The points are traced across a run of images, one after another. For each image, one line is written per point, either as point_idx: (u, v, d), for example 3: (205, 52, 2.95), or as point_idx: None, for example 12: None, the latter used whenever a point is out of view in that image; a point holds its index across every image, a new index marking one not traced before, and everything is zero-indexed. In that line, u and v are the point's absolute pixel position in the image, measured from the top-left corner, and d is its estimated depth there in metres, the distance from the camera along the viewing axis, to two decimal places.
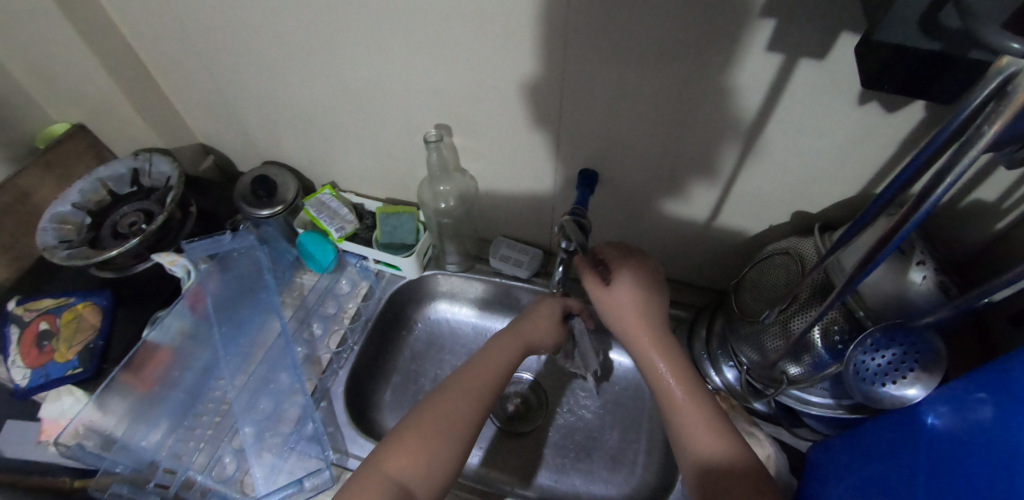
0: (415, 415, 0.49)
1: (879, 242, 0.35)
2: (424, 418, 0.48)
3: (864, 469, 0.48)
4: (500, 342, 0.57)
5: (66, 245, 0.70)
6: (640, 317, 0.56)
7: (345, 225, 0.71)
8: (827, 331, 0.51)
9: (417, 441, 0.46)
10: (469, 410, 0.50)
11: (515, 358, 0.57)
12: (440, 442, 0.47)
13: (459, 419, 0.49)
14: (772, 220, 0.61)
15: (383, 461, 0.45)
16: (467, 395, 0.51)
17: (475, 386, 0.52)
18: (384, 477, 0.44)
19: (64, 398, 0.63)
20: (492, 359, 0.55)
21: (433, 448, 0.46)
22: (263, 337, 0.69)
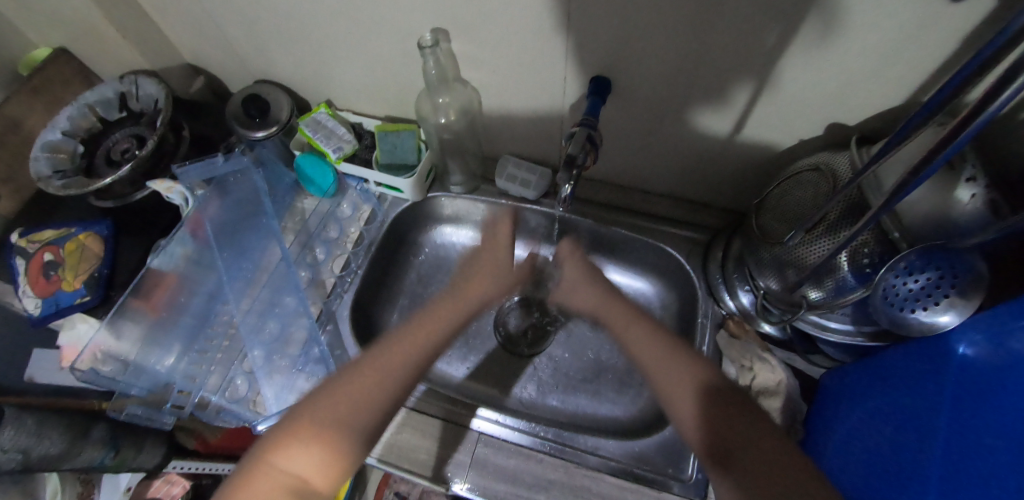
0: (321, 402, 0.41)
1: (924, 159, 0.34)
2: (324, 399, 0.41)
3: (881, 396, 0.47)
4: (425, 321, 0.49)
5: (61, 174, 0.68)
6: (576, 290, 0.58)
7: (342, 146, 0.67)
8: (855, 253, 0.47)
9: (307, 429, 0.40)
10: (380, 400, 0.42)
11: (452, 328, 0.50)
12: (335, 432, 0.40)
13: (365, 404, 0.42)
14: (802, 134, 0.55)
15: (274, 452, 0.39)
16: (381, 380, 0.43)
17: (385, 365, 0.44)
18: (273, 471, 0.38)
19: (78, 326, 0.65)
20: (421, 331, 0.48)
21: (337, 429, 0.40)
22: (265, 261, 0.69)
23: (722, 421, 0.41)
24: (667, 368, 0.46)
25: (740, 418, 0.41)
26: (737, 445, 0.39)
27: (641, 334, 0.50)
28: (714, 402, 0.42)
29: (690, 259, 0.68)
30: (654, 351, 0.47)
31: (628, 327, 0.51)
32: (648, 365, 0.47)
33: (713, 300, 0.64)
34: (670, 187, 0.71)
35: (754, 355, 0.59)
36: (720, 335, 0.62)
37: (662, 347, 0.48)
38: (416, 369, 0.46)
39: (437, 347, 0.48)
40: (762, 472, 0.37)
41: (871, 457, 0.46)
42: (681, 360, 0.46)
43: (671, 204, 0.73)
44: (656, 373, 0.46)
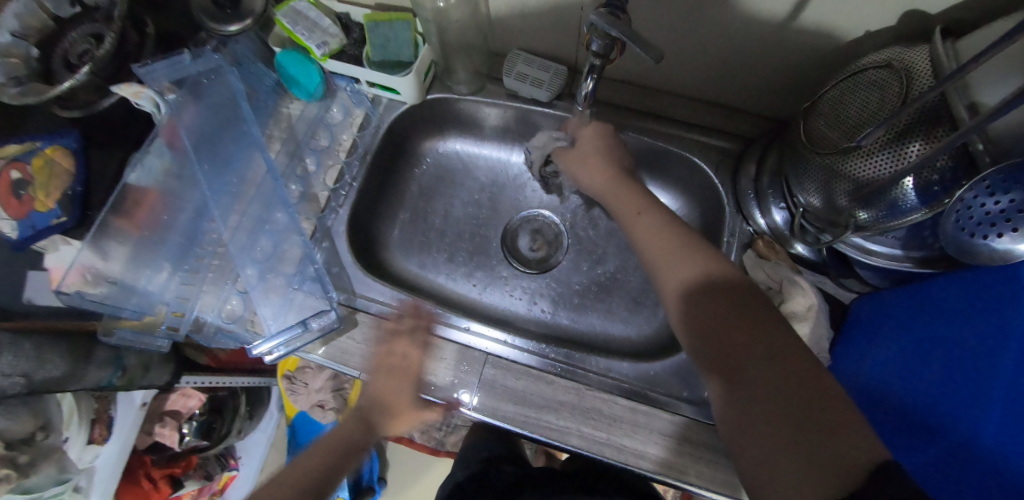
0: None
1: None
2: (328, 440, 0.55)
3: (947, 327, 0.41)
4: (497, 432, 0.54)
5: (15, 81, 0.60)
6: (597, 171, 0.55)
7: (328, 41, 0.58)
8: (923, 171, 0.39)
9: (301, 463, 0.53)
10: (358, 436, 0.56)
11: None
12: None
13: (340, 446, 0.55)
14: (873, 20, 0.46)
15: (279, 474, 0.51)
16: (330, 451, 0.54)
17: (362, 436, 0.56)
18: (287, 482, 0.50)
19: (61, 248, 0.62)
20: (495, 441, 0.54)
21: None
22: (250, 175, 0.61)
23: (716, 331, 0.41)
24: (681, 267, 0.44)
25: (752, 346, 0.39)
26: (735, 364, 0.39)
27: (664, 234, 0.47)
28: (701, 322, 0.42)
29: (720, 173, 0.62)
30: (680, 250, 0.45)
31: (640, 218, 0.49)
32: (668, 273, 0.45)
33: (741, 217, 0.60)
34: (701, 90, 0.62)
35: (783, 277, 0.54)
36: (748, 255, 0.58)
37: (693, 252, 0.45)
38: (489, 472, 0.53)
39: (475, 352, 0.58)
40: (774, 407, 0.35)
41: (929, 390, 0.41)
42: (695, 255, 0.44)
43: (702, 109, 0.64)
44: (674, 269, 0.44)
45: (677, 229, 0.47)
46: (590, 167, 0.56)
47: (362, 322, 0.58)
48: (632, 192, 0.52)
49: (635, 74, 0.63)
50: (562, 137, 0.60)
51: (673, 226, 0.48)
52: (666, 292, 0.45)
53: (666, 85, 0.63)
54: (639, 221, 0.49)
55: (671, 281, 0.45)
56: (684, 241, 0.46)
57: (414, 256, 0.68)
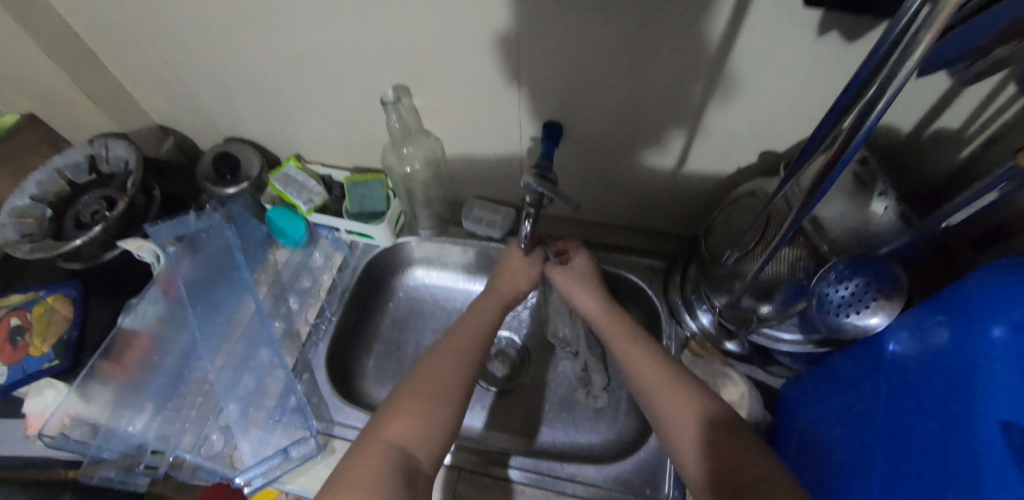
0: (427, 355, 0.53)
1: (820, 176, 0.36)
2: (417, 381, 0.49)
3: (836, 400, 0.49)
4: (482, 301, 0.60)
5: (28, 239, 0.68)
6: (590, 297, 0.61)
7: (313, 198, 0.70)
8: (794, 267, 0.52)
9: (382, 449, 0.44)
10: (465, 360, 0.52)
11: (496, 317, 0.59)
12: (452, 371, 0.51)
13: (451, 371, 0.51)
14: (740, 162, 0.61)
15: (381, 431, 0.46)
16: (416, 410, 0.47)
17: (458, 352, 0.53)
18: (385, 445, 0.45)
19: (44, 393, 0.64)
20: (473, 319, 0.58)
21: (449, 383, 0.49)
22: (239, 315, 0.69)
23: (728, 456, 0.44)
24: (687, 407, 0.48)
25: (753, 471, 0.42)
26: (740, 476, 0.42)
27: (660, 369, 0.51)
28: (711, 438, 0.45)
29: (652, 285, 0.71)
30: (652, 366, 0.52)
31: (635, 348, 0.54)
32: (670, 406, 0.48)
33: (675, 321, 0.67)
34: (629, 218, 0.75)
35: (716, 372, 0.62)
36: (684, 355, 0.65)
37: (673, 380, 0.50)
38: (481, 339, 0.56)
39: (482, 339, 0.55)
40: None
41: (828, 459, 0.48)
42: (687, 386, 0.49)
43: (630, 232, 0.76)
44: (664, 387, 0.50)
45: (667, 363, 0.52)
46: (587, 293, 0.61)
47: (339, 450, 0.61)
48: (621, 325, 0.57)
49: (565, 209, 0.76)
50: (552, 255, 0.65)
51: (658, 357, 0.53)
52: (673, 424, 0.48)
53: (598, 216, 0.76)
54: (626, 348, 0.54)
55: (665, 396, 0.49)
56: (676, 368, 0.51)
57: (388, 383, 0.71)
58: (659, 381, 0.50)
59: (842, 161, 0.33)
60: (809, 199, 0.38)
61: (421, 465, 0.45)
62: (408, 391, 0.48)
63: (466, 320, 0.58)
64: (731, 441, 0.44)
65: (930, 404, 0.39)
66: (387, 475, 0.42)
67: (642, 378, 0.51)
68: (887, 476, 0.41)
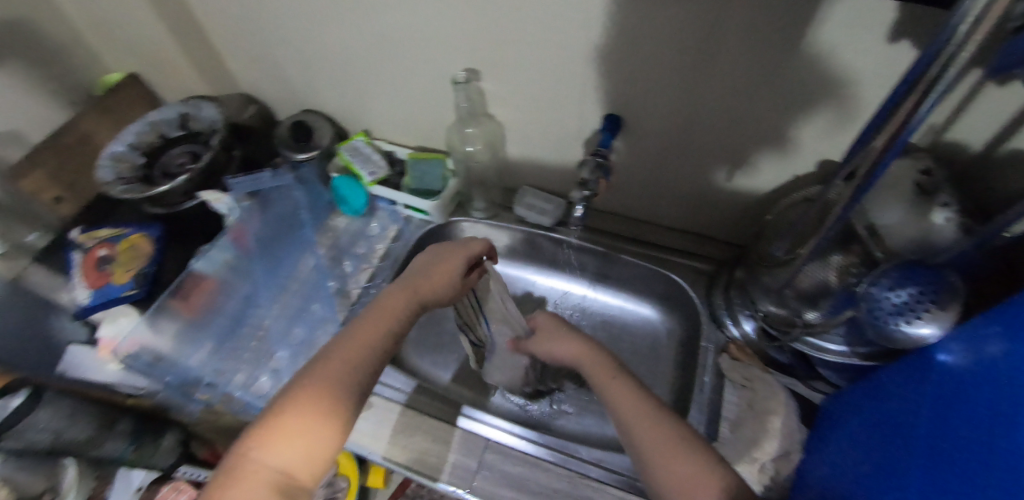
0: (311, 367, 0.45)
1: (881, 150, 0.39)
2: (300, 399, 0.43)
3: (879, 407, 0.49)
4: (387, 299, 0.52)
5: (123, 182, 0.75)
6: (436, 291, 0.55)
7: (377, 170, 0.74)
8: (844, 271, 0.52)
9: (257, 475, 0.39)
10: (364, 363, 0.47)
11: (407, 314, 0.52)
12: (340, 387, 0.44)
13: (339, 384, 0.44)
14: (797, 170, 0.61)
15: (253, 450, 0.40)
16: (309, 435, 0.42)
17: (357, 355, 0.47)
18: (261, 466, 0.40)
19: (120, 319, 0.70)
20: (375, 319, 0.50)
21: (340, 382, 0.45)
22: (297, 272, 0.74)
23: None
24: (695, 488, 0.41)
25: None
26: None
27: (647, 415, 0.47)
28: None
29: (695, 287, 0.72)
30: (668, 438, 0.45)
31: (613, 384, 0.50)
32: (662, 458, 0.44)
33: (716, 326, 0.67)
34: (677, 220, 0.76)
35: (754, 377, 0.62)
36: (723, 358, 0.65)
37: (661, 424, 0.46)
38: (382, 334, 0.49)
39: (392, 334, 0.50)
40: None
41: (858, 460, 0.48)
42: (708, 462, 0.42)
43: (677, 234, 0.77)
44: (670, 454, 0.44)
45: (683, 431, 0.45)
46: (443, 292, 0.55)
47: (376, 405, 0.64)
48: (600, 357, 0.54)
49: (613, 205, 0.78)
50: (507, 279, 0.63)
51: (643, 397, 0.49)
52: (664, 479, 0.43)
53: (646, 216, 0.77)
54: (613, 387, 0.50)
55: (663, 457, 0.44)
56: (681, 427, 0.45)
57: (426, 355, 0.75)
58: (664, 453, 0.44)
59: (892, 151, 0.38)
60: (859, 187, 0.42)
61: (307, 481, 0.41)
62: (288, 394, 0.43)
63: (366, 319, 0.50)
64: None
65: (969, 409, 0.38)
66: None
67: (629, 419, 0.47)
68: (922, 489, 0.39)
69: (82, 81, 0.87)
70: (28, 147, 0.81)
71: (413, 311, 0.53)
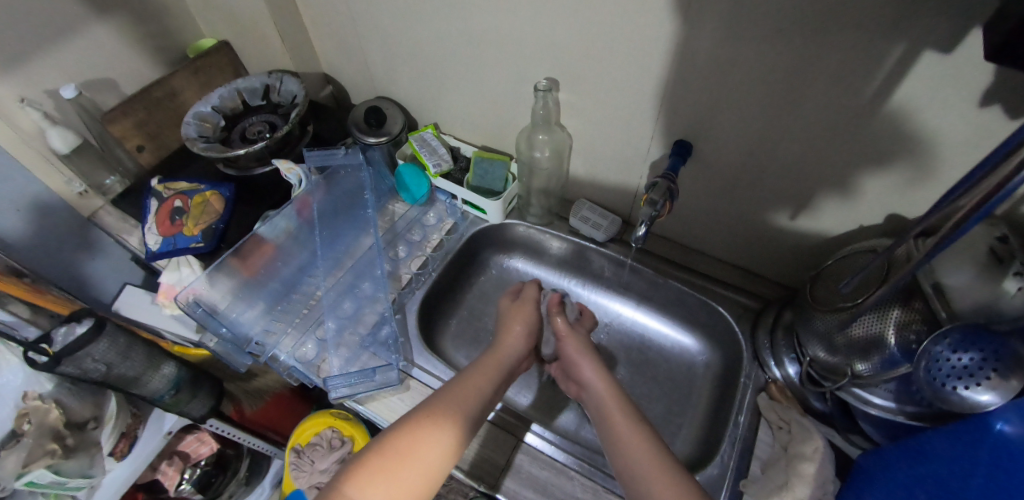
0: (422, 406, 0.51)
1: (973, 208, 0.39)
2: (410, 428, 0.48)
3: (919, 468, 0.49)
4: (486, 360, 0.59)
5: (204, 140, 0.79)
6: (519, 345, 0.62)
7: (442, 163, 0.76)
8: (903, 329, 0.51)
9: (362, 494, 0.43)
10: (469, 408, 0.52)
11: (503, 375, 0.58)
12: (454, 418, 0.50)
13: (446, 424, 0.49)
14: (864, 220, 0.60)
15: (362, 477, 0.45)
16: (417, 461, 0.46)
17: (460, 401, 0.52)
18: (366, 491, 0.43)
19: (183, 269, 0.73)
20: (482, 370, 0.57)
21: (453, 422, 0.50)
22: (353, 250, 0.76)
23: None
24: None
25: None
26: None
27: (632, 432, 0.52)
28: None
29: (739, 323, 0.72)
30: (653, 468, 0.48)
31: (621, 424, 0.53)
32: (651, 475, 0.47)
33: (758, 365, 0.68)
34: (729, 254, 0.76)
35: (792, 420, 0.61)
36: (760, 397, 0.65)
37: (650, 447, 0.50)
38: (490, 386, 0.56)
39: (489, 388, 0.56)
40: None
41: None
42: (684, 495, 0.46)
43: (726, 268, 0.78)
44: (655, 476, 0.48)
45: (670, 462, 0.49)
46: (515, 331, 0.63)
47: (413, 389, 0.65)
48: (608, 392, 0.57)
49: (666, 229, 0.79)
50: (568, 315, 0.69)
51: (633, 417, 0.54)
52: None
53: (698, 245, 0.78)
54: (619, 428, 0.53)
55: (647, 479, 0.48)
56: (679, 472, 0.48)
57: (463, 349, 0.76)
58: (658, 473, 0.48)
59: (981, 213, 0.39)
60: (936, 246, 0.43)
61: None
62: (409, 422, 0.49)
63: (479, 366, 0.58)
64: None
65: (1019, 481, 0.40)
66: None
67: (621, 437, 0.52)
68: None
69: (179, 42, 0.92)
70: (121, 96, 0.87)
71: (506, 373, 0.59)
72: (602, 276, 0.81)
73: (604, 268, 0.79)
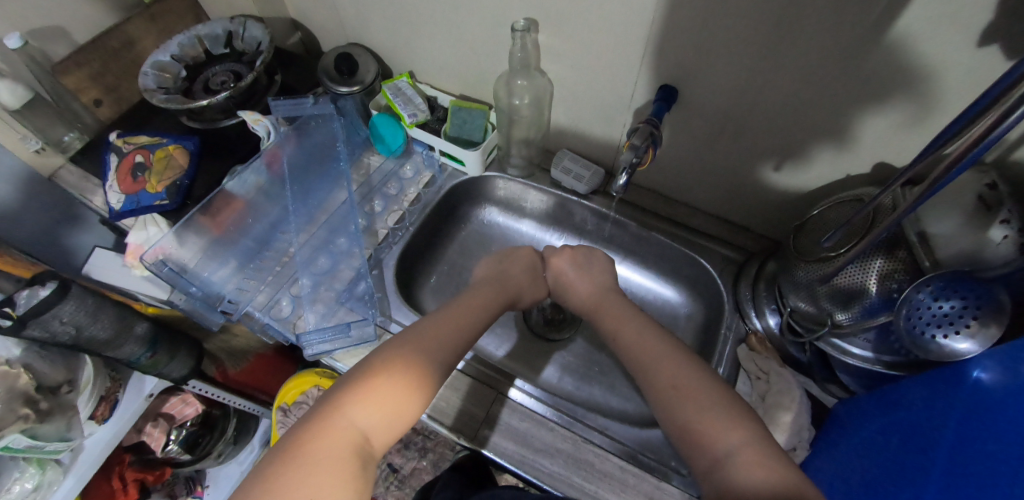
0: (407, 336, 0.50)
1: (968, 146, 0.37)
2: (401, 358, 0.47)
3: (895, 416, 0.49)
4: (479, 294, 0.59)
5: (164, 91, 0.75)
6: (515, 290, 0.63)
7: (418, 113, 0.73)
8: (886, 278, 0.51)
9: (344, 425, 0.42)
10: (453, 341, 0.51)
11: (493, 312, 0.58)
12: (439, 353, 0.49)
13: (431, 355, 0.48)
14: (851, 169, 0.59)
15: (347, 408, 0.43)
16: (404, 393, 0.45)
17: (447, 334, 0.51)
18: (350, 425, 0.42)
19: (149, 228, 0.70)
20: (467, 307, 0.56)
21: (422, 363, 0.47)
22: (327, 204, 0.74)
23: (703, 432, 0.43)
24: (724, 430, 0.42)
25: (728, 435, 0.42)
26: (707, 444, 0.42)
27: (663, 348, 0.50)
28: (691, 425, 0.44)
29: (722, 274, 0.71)
30: (663, 347, 0.50)
31: (631, 327, 0.55)
32: (661, 366, 0.48)
33: (739, 315, 0.68)
34: (714, 206, 0.75)
35: (771, 370, 0.61)
36: (740, 347, 0.65)
37: (672, 364, 0.48)
38: (479, 323, 0.55)
39: (478, 325, 0.55)
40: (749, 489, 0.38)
41: (877, 466, 0.50)
42: (692, 374, 0.47)
43: (712, 221, 0.76)
44: (666, 367, 0.48)
45: (676, 353, 0.49)
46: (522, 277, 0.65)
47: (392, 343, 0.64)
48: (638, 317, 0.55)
49: (650, 180, 0.77)
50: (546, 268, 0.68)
51: (660, 338, 0.52)
52: (668, 404, 0.46)
53: (683, 196, 0.76)
54: (634, 330, 0.54)
55: (661, 367, 0.48)
56: (688, 365, 0.48)
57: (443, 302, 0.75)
58: (677, 395, 0.45)
59: (973, 152, 0.37)
60: (923, 192, 0.41)
61: (378, 448, 0.44)
62: (374, 360, 0.47)
63: (466, 301, 0.57)
64: (717, 409, 0.44)
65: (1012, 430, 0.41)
66: (343, 457, 0.41)
67: (631, 335, 0.54)
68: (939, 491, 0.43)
69: None
70: (73, 45, 0.81)
71: (497, 307, 0.59)
72: (584, 229, 0.79)
73: (586, 222, 0.78)
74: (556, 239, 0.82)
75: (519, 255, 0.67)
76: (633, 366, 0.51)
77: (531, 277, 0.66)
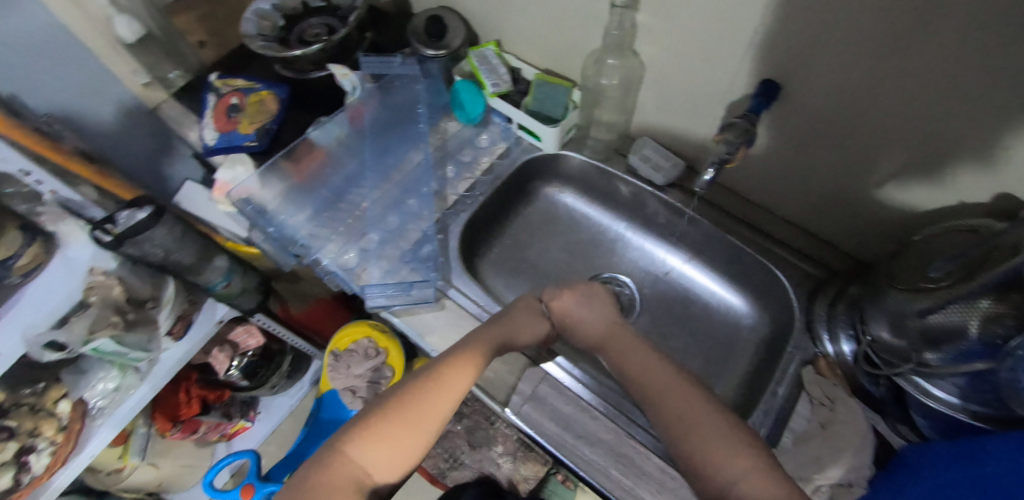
0: (415, 376, 0.53)
1: None
2: (400, 403, 0.50)
3: (972, 470, 0.43)
4: (489, 327, 0.59)
5: (263, 38, 0.78)
6: (521, 331, 0.60)
7: (501, 83, 0.72)
8: (991, 320, 0.43)
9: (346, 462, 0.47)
10: (452, 380, 0.52)
11: (501, 346, 0.57)
12: (442, 394, 0.51)
13: (430, 397, 0.50)
14: (966, 196, 0.53)
15: (348, 447, 0.48)
16: (398, 432, 0.48)
17: (451, 370, 0.52)
18: (348, 462, 0.47)
19: (238, 167, 0.74)
20: (476, 342, 0.56)
21: (422, 408, 0.50)
22: (400, 164, 0.74)
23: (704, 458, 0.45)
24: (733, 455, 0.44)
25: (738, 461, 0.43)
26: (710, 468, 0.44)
27: (671, 378, 0.52)
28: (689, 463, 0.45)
29: (798, 290, 0.67)
30: (665, 377, 0.52)
31: (635, 355, 0.56)
32: (666, 392, 0.50)
33: (810, 336, 0.63)
34: (804, 217, 0.70)
35: (837, 398, 0.58)
36: (806, 369, 0.61)
37: (685, 392, 0.50)
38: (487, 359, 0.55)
39: (485, 361, 0.55)
40: None
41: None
42: (700, 406, 0.48)
43: (795, 231, 0.71)
44: (674, 397, 0.49)
45: (678, 383, 0.51)
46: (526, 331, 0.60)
47: (448, 308, 0.65)
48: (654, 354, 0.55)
49: (733, 179, 0.73)
50: (544, 307, 0.65)
51: (665, 367, 0.54)
52: (676, 430, 0.47)
53: (767, 200, 0.72)
54: (638, 357, 0.56)
55: (671, 400, 0.49)
56: (699, 400, 0.48)
57: (500, 276, 0.76)
58: (682, 427, 0.47)
59: None
60: None
61: (380, 483, 0.47)
62: (376, 405, 0.51)
63: (479, 336, 0.57)
64: (737, 431, 0.46)
65: None
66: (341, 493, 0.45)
67: (637, 361, 0.55)
68: None
69: None
70: None
71: (501, 347, 0.57)
72: (654, 221, 0.77)
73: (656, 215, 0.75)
74: (623, 226, 0.79)
75: (520, 304, 0.63)
76: (640, 397, 0.52)
77: (535, 309, 0.64)
